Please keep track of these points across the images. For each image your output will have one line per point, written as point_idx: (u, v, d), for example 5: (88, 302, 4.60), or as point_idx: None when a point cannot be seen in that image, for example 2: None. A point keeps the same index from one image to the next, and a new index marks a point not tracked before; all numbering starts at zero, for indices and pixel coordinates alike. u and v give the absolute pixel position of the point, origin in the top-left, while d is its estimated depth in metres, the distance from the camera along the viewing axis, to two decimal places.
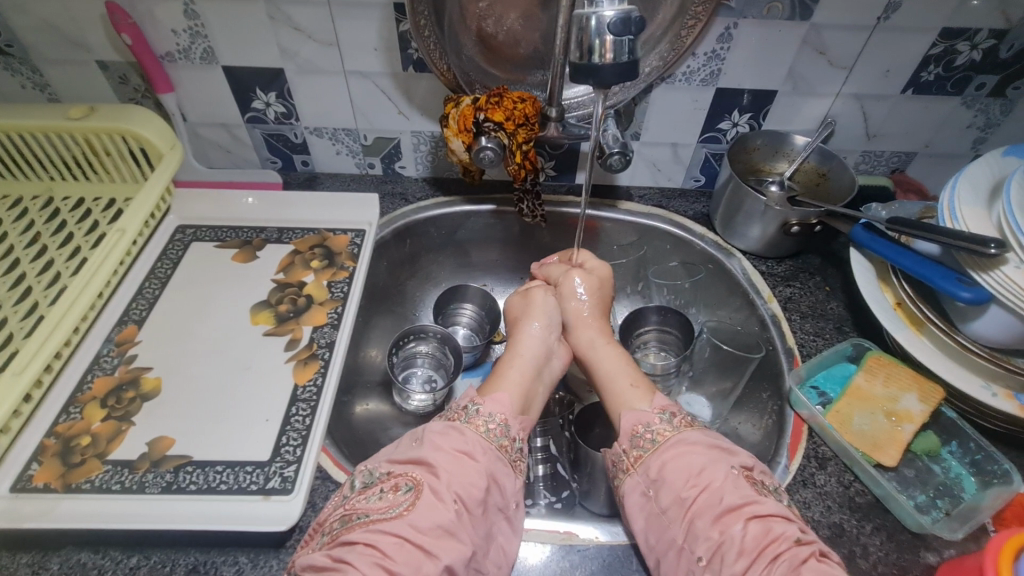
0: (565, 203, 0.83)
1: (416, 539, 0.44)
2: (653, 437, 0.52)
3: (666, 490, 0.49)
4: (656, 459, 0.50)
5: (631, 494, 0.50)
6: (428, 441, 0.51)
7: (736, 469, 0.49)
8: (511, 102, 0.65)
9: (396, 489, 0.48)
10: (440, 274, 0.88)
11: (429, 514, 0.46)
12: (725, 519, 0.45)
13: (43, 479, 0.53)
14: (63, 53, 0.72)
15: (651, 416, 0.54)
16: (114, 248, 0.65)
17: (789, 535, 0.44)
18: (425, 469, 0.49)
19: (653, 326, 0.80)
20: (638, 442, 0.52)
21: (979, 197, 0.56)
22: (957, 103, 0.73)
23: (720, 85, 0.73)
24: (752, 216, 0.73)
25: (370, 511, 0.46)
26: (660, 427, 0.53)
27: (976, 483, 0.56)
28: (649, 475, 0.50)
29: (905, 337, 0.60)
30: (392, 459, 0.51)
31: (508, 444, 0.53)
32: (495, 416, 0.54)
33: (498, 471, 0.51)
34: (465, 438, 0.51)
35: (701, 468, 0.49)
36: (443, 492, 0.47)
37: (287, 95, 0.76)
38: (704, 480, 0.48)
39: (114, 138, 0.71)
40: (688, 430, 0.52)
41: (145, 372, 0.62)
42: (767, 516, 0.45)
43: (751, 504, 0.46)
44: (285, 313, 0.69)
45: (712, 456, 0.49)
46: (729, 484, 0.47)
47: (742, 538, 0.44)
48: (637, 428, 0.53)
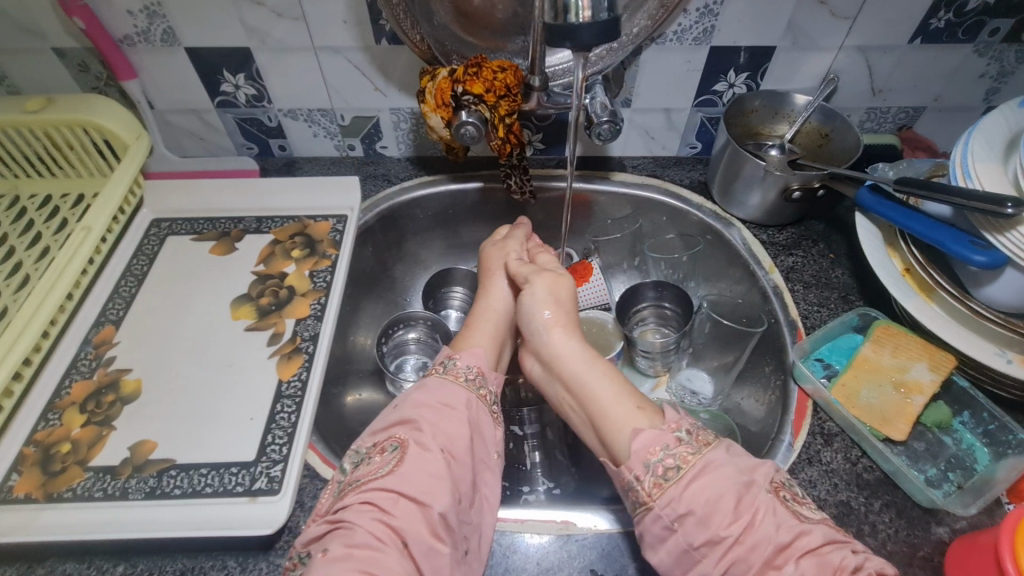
0: (553, 177, 0.79)
1: (409, 492, 0.45)
2: (676, 462, 0.47)
3: (696, 524, 0.45)
4: (681, 489, 0.46)
5: (651, 526, 0.46)
6: (409, 401, 0.52)
7: (771, 493, 0.46)
8: (491, 71, 0.61)
9: (383, 450, 0.48)
10: (430, 257, 0.85)
11: (418, 465, 0.47)
12: (776, 561, 0.42)
13: (25, 489, 0.52)
14: (16, 42, 0.68)
15: (669, 436, 0.49)
16: (80, 246, 0.62)
17: (847, 566, 0.41)
18: (409, 427, 0.49)
19: (650, 302, 0.77)
20: (655, 468, 0.47)
21: (993, 152, 0.52)
22: (969, 51, 0.68)
23: (715, 43, 0.68)
24: (752, 183, 0.70)
25: (361, 476, 0.47)
26: (681, 449, 0.48)
27: (989, 453, 0.54)
28: (676, 509, 0.45)
29: (915, 304, 0.57)
30: (373, 430, 0.51)
31: (487, 394, 0.55)
32: (473, 368, 0.56)
33: (477, 419, 0.52)
34: (445, 390, 0.53)
35: (738, 500, 0.45)
36: (429, 443, 0.48)
37: (257, 77, 0.72)
38: (745, 513, 0.44)
39: (76, 131, 0.67)
40: (710, 451, 0.48)
41: (124, 374, 0.60)
42: (820, 549, 0.42)
43: (800, 538, 0.43)
44: (267, 306, 0.67)
45: (745, 482, 0.46)
46: (770, 520, 0.44)
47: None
48: (651, 454, 0.48)
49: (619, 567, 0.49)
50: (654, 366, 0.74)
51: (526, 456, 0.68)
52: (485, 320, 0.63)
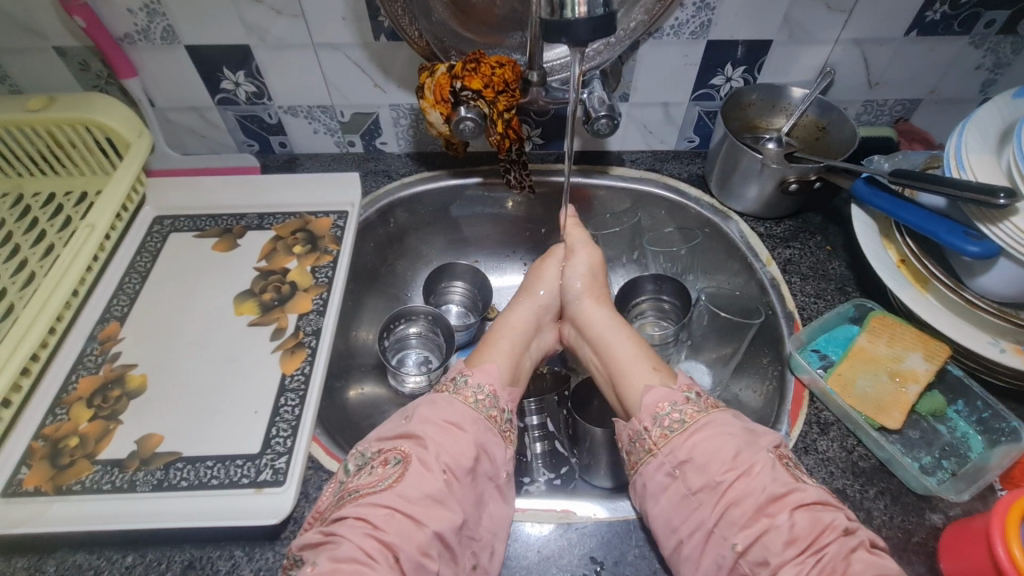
0: (552, 172, 0.80)
1: (406, 509, 0.46)
2: (681, 417, 0.51)
3: (696, 472, 0.48)
4: (685, 440, 0.49)
5: (654, 475, 0.50)
6: (419, 414, 0.53)
7: (772, 454, 0.48)
8: (489, 67, 0.62)
9: (385, 463, 0.49)
10: (430, 252, 0.86)
11: (418, 484, 0.47)
12: (768, 509, 0.44)
13: (34, 482, 0.53)
14: (17, 41, 0.68)
15: (678, 395, 0.53)
16: (85, 244, 0.63)
17: (837, 525, 0.43)
18: (413, 442, 0.50)
19: (649, 295, 0.78)
20: (662, 421, 0.51)
21: (987, 144, 0.53)
22: (964, 43, 0.69)
23: (711, 37, 0.69)
24: (749, 176, 0.70)
25: (360, 487, 0.48)
26: (688, 406, 0.52)
27: (983, 441, 0.55)
28: (677, 455, 0.49)
29: (910, 295, 0.58)
30: (380, 436, 0.52)
31: (498, 414, 0.56)
32: (484, 389, 0.56)
33: (485, 440, 0.53)
34: (454, 410, 0.53)
35: (738, 451, 0.48)
36: (431, 463, 0.49)
37: (257, 74, 0.72)
38: (741, 464, 0.47)
39: (78, 130, 0.68)
40: (716, 412, 0.51)
41: (129, 369, 0.61)
42: (812, 505, 0.44)
43: (794, 493, 0.45)
44: (270, 301, 0.67)
45: (746, 439, 0.49)
46: (768, 471, 0.46)
47: (790, 527, 0.43)
48: (662, 406, 0.52)
49: (618, 554, 0.50)
50: None
51: (526, 448, 0.69)
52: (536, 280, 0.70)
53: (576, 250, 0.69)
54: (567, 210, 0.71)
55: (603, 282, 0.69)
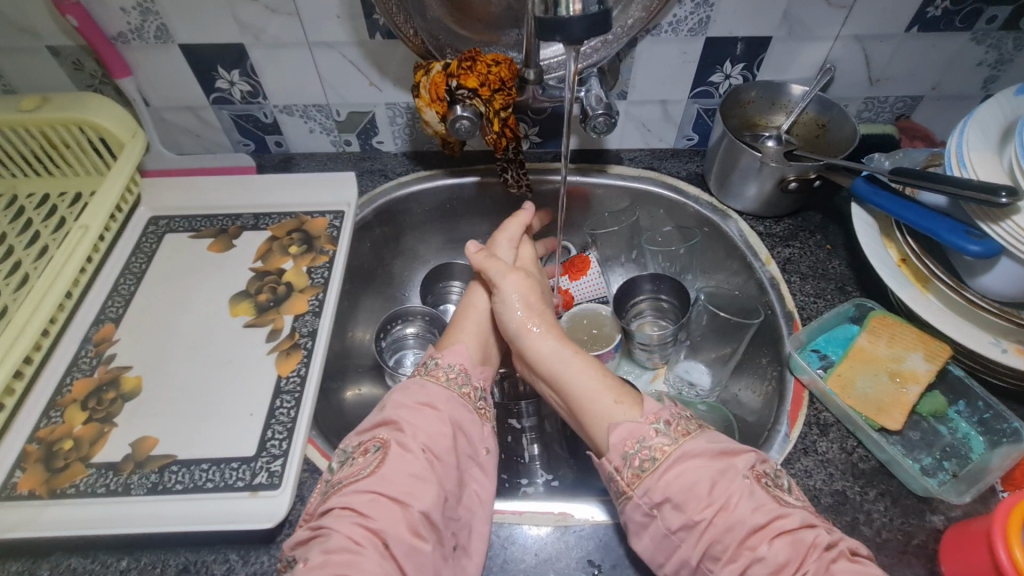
0: (548, 171, 0.80)
1: (389, 492, 0.45)
2: (651, 454, 0.48)
3: (673, 510, 0.45)
4: (658, 479, 0.47)
5: (632, 514, 0.47)
6: (392, 400, 0.52)
7: (750, 479, 0.45)
8: (485, 65, 0.61)
9: (366, 452, 0.49)
10: (428, 252, 0.85)
11: (399, 466, 0.47)
12: (751, 540, 0.42)
13: (28, 485, 0.52)
14: (10, 40, 0.68)
15: (646, 429, 0.50)
16: (78, 245, 0.62)
17: (820, 542, 0.42)
18: (392, 429, 0.50)
19: (648, 295, 0.77)
20: (633, 460, 0.48)
21: (989, 142, 0.52)
22: (966, 39, 0.68)
23: (710, 34, 0.68)
24: (748, 174, 0.70)
25: (343, 478, 0.48)
26: (658, 441, 0.49)
27: (984, 442, 0.54)
28: (652, 497, 0.46)
29: (911, 295, 0.57)
30: (360, 430, 0.52)
31: (471, 391, 0.55)
32: (456, 367, 0.56)
33: (461, 417, 0.52)
34: (427, 390, 0.53)
35: (711, 485, 0.45)
36: (410, 444, 0.48)
37: (251, 73, 0.71)
38: (718, 497, 0.44)
39: (72, 129, 0.67)
40: (688, 440, 0.48)
41: (124, 371, 0.61)
42: (795, 529, 0.43)
43: (775, 519, 0.43)
44: (265, 302, 0.67)
45: (718, 469, 0.46)
46: (746, 502, 0.44)
47: (774, 557, 0.41)
48: (630, 445, 0.49)
49: (616, 557, 0.50)
50: (652, 359, 0.75)
51: (524, 449, 0.69)
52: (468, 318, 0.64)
53: (501, 280, 0.63)
54: (476, 248, 0.67)
55: (542, 301, 0.64)
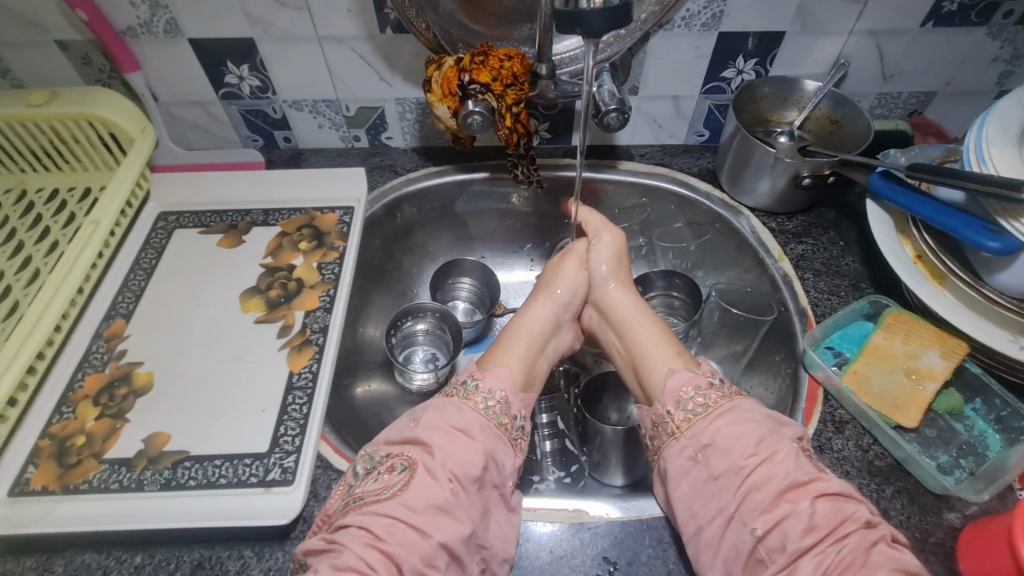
0: (561, 166, 0.79)
1: (410, 519, 0.45)
2: (704, 401, 0.51)
3: (719, 457, 0.47)
4: (709, 423, 0.49)
5: (676, 457, 0.49)
6: (424, 420, 0.52)
7: (796, 443, 0.48)
8: (498, 60, 0.61)
9: (392, 469, 0.49)
10: (437, 248, 0.85)
11: (422, 494, 0.46)
12: (790, 494, 0.44)
13: (41, 481, 0.52)
14: (19, 34, 0.67)
15: (702, 379, 0.53)
16: (90, 240, 0.62)
17: (859, 517, 0.43)
18: (421, 450, 0.49)
19: (659, 291, 0.77)
20: (686, 404, 0.51)
21: (1009, 137, 0.51)
22: (982, 34, 0.67)
23: (723, 29, 0.67)
24: (761, 170, 0.69)
25: (365, 494, 0.47)
26: (711, 392, 0.51)
27: (1001, 440, 0.54)
28: (700, 439, 0.49)
29: (927, 291, 0.57)
30: (389, 440, 0.51)
31: (508, 421, 0.54)
32: (495, 395, 0.55)
33: (494, 449, 0.51)
34: (463, 415, 0.52)
35: (761, 437, 0.47)
36: (437, 471, 0.47)
37: (261, 67, 0.71)
38: (765, 450, 0.46)
39: (80, 124, 0.67)
40: (739, 397, 0.51)
41: (136, 367, 0.60)
42: (835, 495, 0.44)
43: (817, 481, 0.45)
44: (276, 298, 0.67)
45: (770, 426, 0.48)
46: (792, 459, 0.46)
47: (811, 514, 0.43)
48: (685, 391, 0.52)
49: (632, 554, 0.50)
50: None
51: (536, 446, 0.68)
52: (554, 280, 0.68)
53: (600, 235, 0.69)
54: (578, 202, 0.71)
55: (628, 265, 0.69)
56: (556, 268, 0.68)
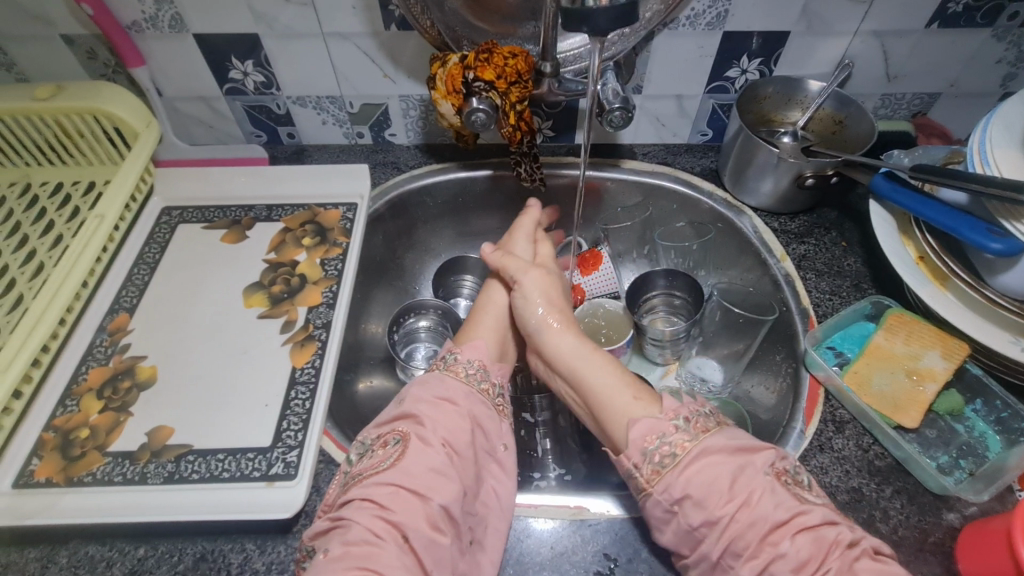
0: (565, 164, 0.79)
1: (410, 485, 0.45)
2: (672, 450, 0.47)
3: (694, 507, 0.45)
4: (677, 474, 0.46)
5: (652, 510, 0.47)
6: (411, 395, 0.52)
7: (771, 476, 0.45)
8: (502, 57, 0.61)
9: (386, 444, 0.49)
10: (439, 245, 0.85)
11: (420, 460, 0.47)
12: (772, 536, 0.42)
13: (45, 473, 0.53)
14: (25, 28, 0.67)
15: (666, 425, 0.49)
16: (94, 235, 0.62)
17: (842, 540, 0.41)
18: (412, 422, 0.50)
19: (660, 290, 0.77)
20: (653, 457, 0.48)
21: (1014, 139, 0.51)
22: (987, 36, 0.67)
23: (728, 28, 0.67)
24: (764, 170, 0.69)
25: (363, 469, 0.47)
26: (677, 437, 0.48)
27: (1001, 441, 0.54)
28: (673, 493, 0.45)
29: (929, 292, 0.57)
30: (379, 422, 0.51)
31: (490, 387, 0.55)
32: (474, 364, 0.56)
33: (479, 412, 0.52)
34: (445, 386, 0.53)
35: (732, 479, 0.45)
36: (430, 438, 0.48)
37: (265, 63, 0.71)
38: (739, 493, 0.44)
39: (86, 118, 0.67)
40: (708, 436, 0.47)
41: (139, 361, 0.61)
42: (817, 526, 0.42)
43: (796, 516, 0.43)
44: (279, 294, 0.67)
45: (738, 463, 0.46)
46: (768, 498, 0.44)
47: (795, 554, 0.41)
48: (649, 441, 0.48)
49: (632, 551, 0.50)
50: (663, 354, 0.75)
51: (536, 443, 0.69)
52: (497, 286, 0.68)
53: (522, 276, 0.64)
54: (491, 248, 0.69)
55: (562, 298, 0.65)
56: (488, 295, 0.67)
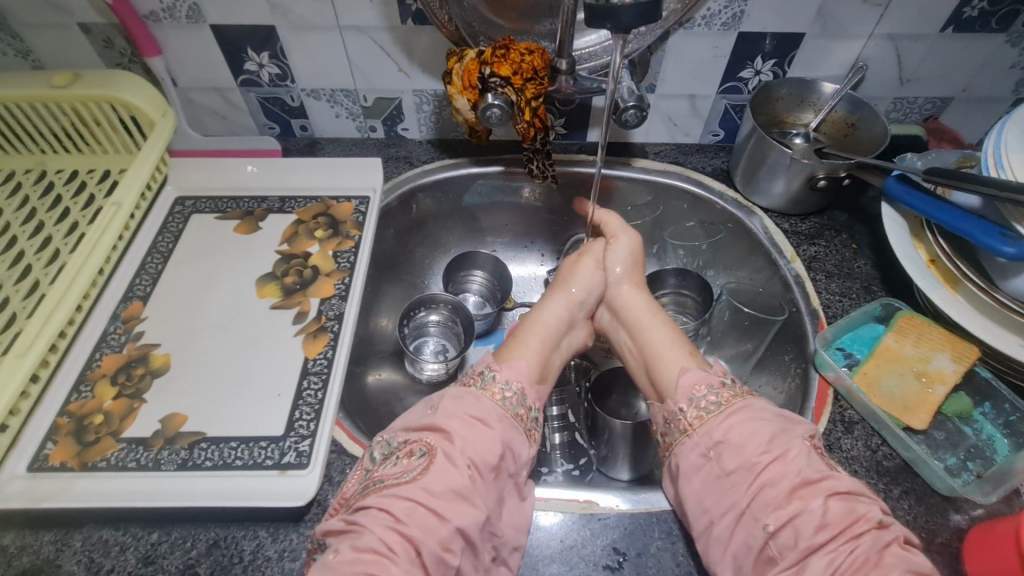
0: (576, 162, 0.79)
1: (429, 503, 0.45)
2: (717, 399, 0.51)
3: (731, 453, 0.47)
4: (721, 420, 0.49)
5: (688, 453, 0.49)
6: (445, 407, 0.52)
7: (807, 442, 0.48)
8: (519, 54, 0.61)
9: (411, 454, 0.49)
10: (449, 240, 0.86)
11: (443, 478, 0.47)
12: (803, 491, 0.44)
13: (60, 458, 0.53)
14: (42, 16, 0.68)
15: (714, 379, 0.53)
16: (111, 223, 0.63)
17: (871, 516, 0.43)
18: (441, 436, 0.50)
19: (670, 289, 0.78)
20: (699, 402, 0.51)
21: None
22: (1001, 41, 0.68)
23: (743, 29, 0.68)
24: (776, 170, 0.69)
25: (384, 477, 0.47)
26: (724, 390, 0.51)
27: (1009, 444, 0.54)
28: (712, 436, 0.49)
29: (940, 295, 0.57)
30: (407, 427, 0.51)
31: (524, 412, 0.54)
32: (512, 386, 0.55)
33: (511, 438, 0.52)
34: (481, 404, 0.52)
35: (773, 435, 0.47)
36: (456, 458, 0.48)
37: (281, 55, 0.71)
38: (778, 447, 0.46)
39: (102, 106, 0.67)
40: (752, 397, 0.51)
41: (153, 349, 0.61)
42: (848, 494, 0.44)
43: (828, 480, 0.45)
44: (292, 285, 0.67)
45: (781, 424, 0.48)
46: (803, 457, 0.46)
47: (823, 513, 0.43)
48: (698, 389, 0.52)
49: (641, 546, 0.50)
50: None
51: (546, 439, 0.70)
52: (570, 279, 0.68)
53: (618, 236, 0.70)
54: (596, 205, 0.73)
55: (643, 266, 0.71)
56: (572, 267, 0.69)
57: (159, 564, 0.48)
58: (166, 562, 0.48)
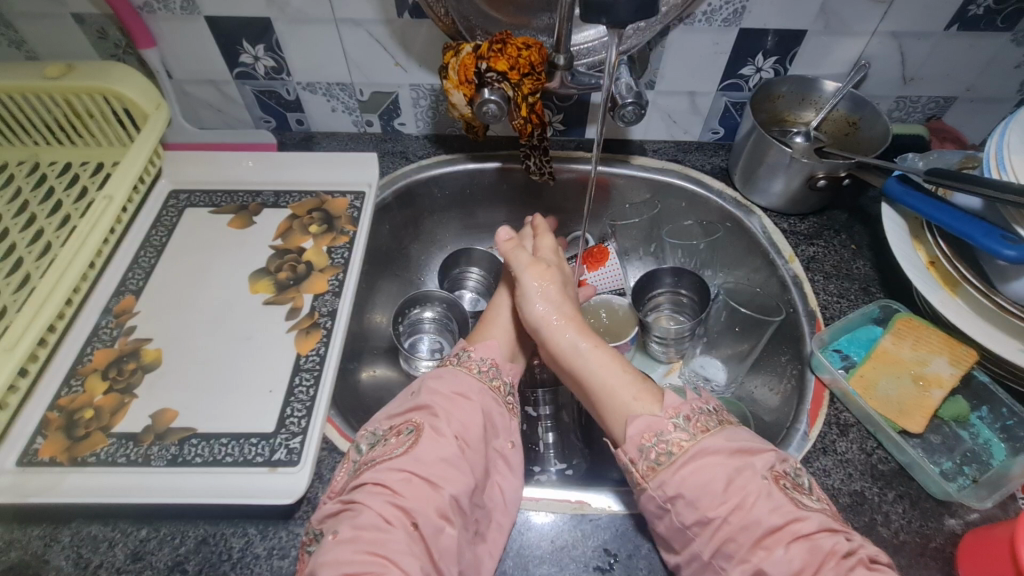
0: (574, 159, 0.78)
1: (423, 473, 0.45)
2: (669, 449, 0.47)
3: (687, 507, 0.45)
4: (673, 473, 0.46)
5: (647, 504, 0.47)
6: (426, 386, 0.52)
7: (770, 480, 0.45)
8: (516, 48, 0.60)
9: (398, 433, 0.48)
10: (445, 237, 0.85)
11: (432, 450, 0.46)
12: (767, 541, 0.42)
13: (49, 452, 0.53)
14: (37, 7, 0.67)
15: (666, 423, 0.49)
16: (103, 215, 0.62)
17: (838, 550, 0.41)
18: (424, 413, 0.49)
19: (666, 288, 0.77)
20: (649, 453, 0.48)
21: None
22: (1007, 40, 0.66)
23: (744, 25, 0.66)
24: (776, 170, 0.68)
25: (376, 455, 0.47)
26: (675, 436, 0.48)
27: (1006, 449, 0.54)
28: (666, 490, 0.46)
29: (939, 298, 0.57)
30: (390, 413, 0.51)
31: (502, 385, 0.55)
32: (487, 360, 0.56)
33: (491, 410, 0.52)
34: (460, 380, 0.52)
35: (727, 482, 0.44)
36: (443, 429, 0.48)
37: (276, 48, 0.70)
38: (733, 495, 0.44)
39: (95, 98, 0.67)
40: (707, 437, 0.47)
41: (144, 344, 0.61)
42: (813, 534, 0.42)
43: (792, 522, 0.42)
44: (285, 281, 0.67)
45: (735, 464, 0.45)
46: (764, 503, 0.43)
47: (788, 563, 0.41)
48: (647, 438, 0.48)
49: (632, 547, 0.50)
50: (669, 352, 0.74)
51: (540, 437, 0.69)
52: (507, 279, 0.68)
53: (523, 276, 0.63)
54: (507, 235, 0.68)
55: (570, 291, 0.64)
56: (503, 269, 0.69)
57: (147, 560, 0.48)
58: (155, 558, 0.48)
